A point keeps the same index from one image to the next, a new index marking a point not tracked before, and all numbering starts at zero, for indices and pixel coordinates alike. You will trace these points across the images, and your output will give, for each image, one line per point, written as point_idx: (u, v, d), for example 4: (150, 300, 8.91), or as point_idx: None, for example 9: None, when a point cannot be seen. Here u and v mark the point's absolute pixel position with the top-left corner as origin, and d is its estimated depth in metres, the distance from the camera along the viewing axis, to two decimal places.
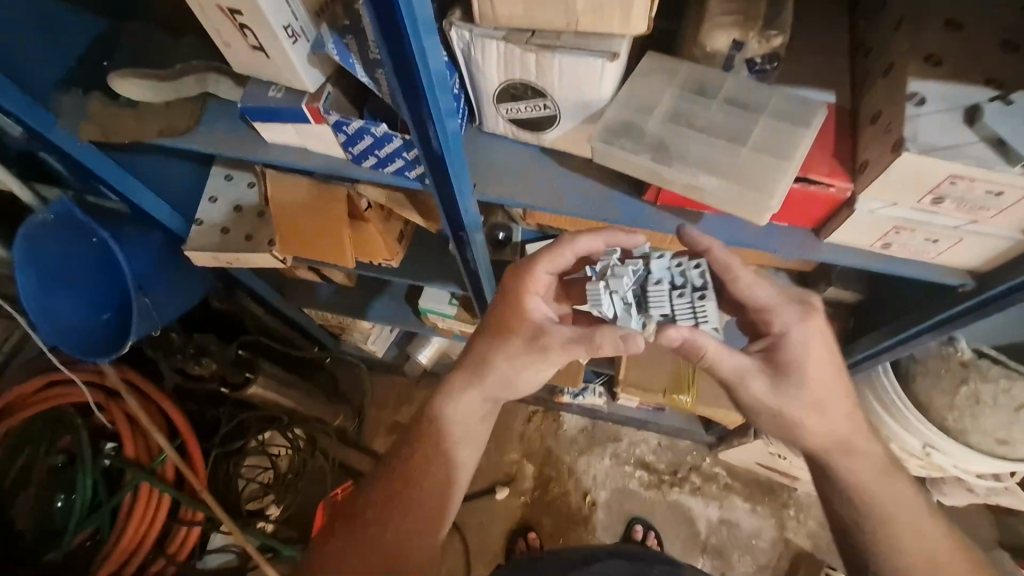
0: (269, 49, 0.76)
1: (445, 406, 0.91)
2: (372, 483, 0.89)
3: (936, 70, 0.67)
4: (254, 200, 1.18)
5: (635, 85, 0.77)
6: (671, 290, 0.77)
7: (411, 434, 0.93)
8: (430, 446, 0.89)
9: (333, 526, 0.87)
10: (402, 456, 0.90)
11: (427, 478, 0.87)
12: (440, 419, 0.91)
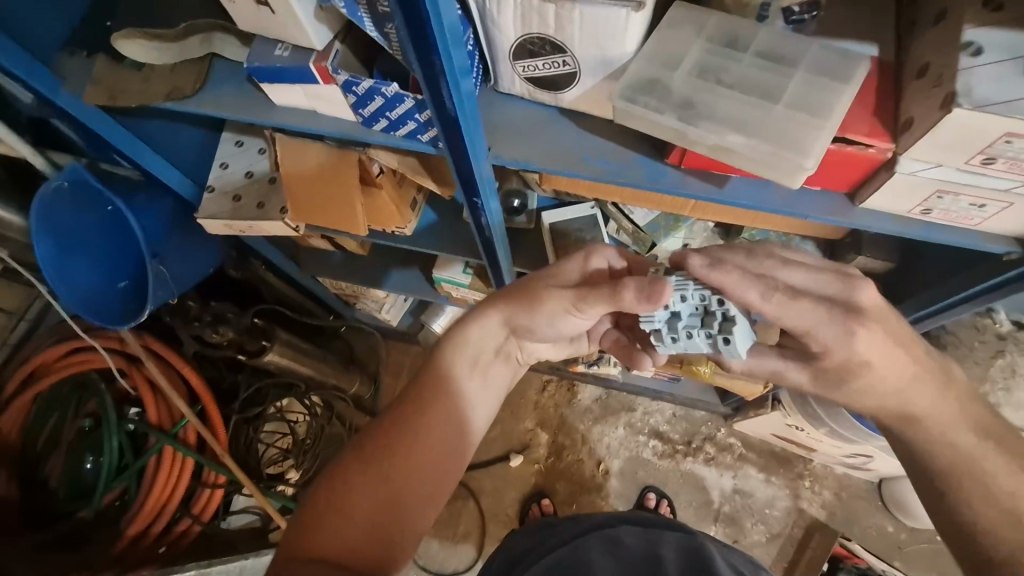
0: (273, 4, 0.72)
1: (466, 350, 0.83)
2: (375, 427, 0.78)
3: (996, 16, 0.61)
4: (265, 167, 1.16)
5: (661, 38, 0.72)
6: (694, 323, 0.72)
7: (421, 378, 0.81)
8: (447, 393, 0.80)
9: (329, 473, 0.74)
10: (410, 401, 0.79)
11: (443, 425, 0.78)
12: (457, 363, 0.82)
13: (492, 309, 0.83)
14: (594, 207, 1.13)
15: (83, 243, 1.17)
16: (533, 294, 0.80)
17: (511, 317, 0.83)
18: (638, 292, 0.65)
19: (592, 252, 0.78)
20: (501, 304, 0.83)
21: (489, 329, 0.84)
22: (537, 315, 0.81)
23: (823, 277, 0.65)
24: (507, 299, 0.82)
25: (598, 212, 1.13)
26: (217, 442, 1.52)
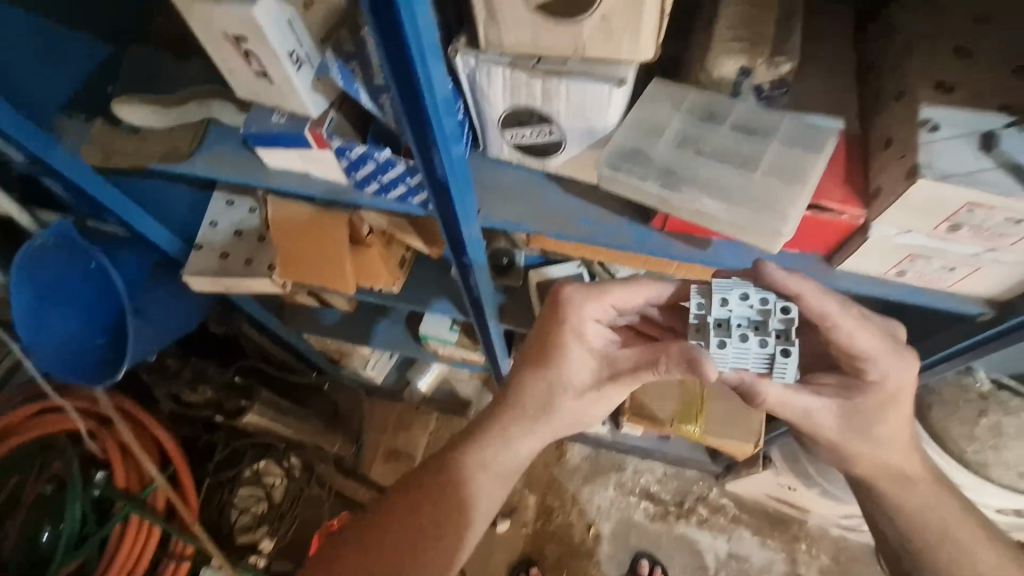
0: (272, 76, 0.75)
1: (496, 443, 0.86)
2: (395, 492, 0.85)
3: (948, 96, 0.66)
4: (255, 224, 1.17)
5: (643, 110, 0.76)
6: (751, 329, 0.74)
7: (447, 457, 0.87)
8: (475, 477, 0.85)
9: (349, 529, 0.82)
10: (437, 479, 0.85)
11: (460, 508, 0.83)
12: (491, 452, 0.86)
13: (510, 405, 0.87)
14: (580, 265, 1.15)
15: (66, 298, 1.16)
16: (537, 380, 0.87)
17: (532, 413, 0.87)
18: (684, 362, 0.73)
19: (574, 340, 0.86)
20: (516, 398, 0.87)
21: (516, 428, 0.87)
22: (550, 400, 0.86)
23: (866, 332, 0.78)
24: (518, 389, 0.87)
25: (584, 270, 1.15)
26: (188, 512, 1.44)
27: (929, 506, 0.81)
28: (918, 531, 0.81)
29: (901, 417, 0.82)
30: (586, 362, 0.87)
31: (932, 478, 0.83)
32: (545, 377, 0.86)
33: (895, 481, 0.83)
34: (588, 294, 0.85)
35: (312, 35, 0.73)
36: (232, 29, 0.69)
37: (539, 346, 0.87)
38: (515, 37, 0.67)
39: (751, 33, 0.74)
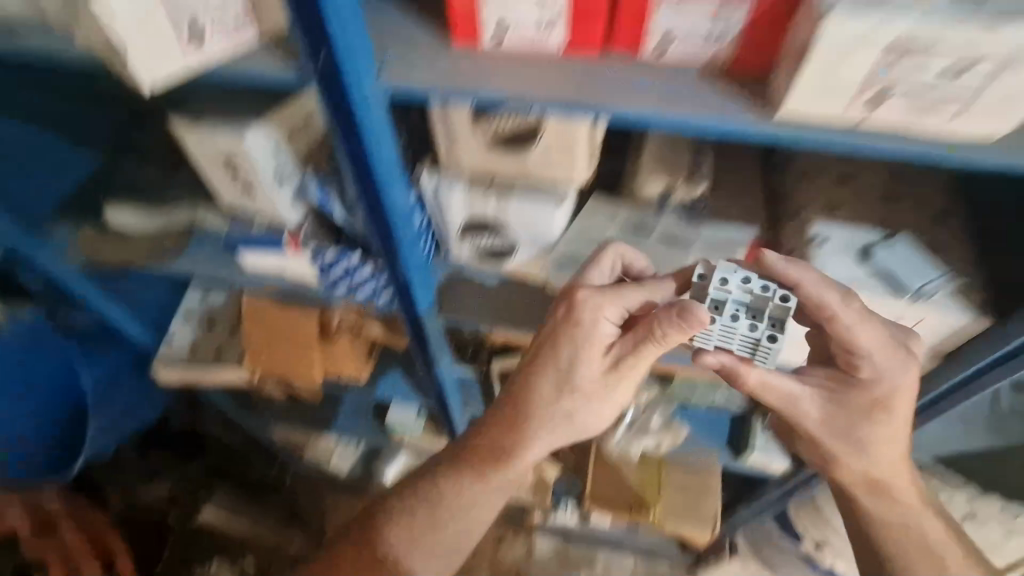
0: (256, 192, 0.84)
1: (489, 458, 0.84)
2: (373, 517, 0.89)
3: (834, 216, 0.79)
4: (227, 314, 1.22)
5: (584, 223, 0.88)
6: (744, 312, 0.73)
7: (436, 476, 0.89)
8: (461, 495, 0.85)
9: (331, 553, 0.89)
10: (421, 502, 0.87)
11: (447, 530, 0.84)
12: (482, 465, 0.85)
13: (513, 407, 0.84)
14: None
15: None
16: (539, 379, 0.82)
17: (524, 416, 0.84)
18: (673, 318, 0.68)
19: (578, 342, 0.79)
20: (518, 399, 0.84)
21: (510, 432, 0.84)
22: (556, 399, 0.82)
23: (878, 330, 0.73)
24: (521, 392, 0.84)
25: None
26: None
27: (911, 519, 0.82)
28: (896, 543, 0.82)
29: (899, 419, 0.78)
30: (596, 360, 0.80)
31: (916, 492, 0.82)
32: (548, 377, 0.82)
33: (876, 493, 0.82)
34: (597, 297, 0.77)
35: (295, 158, 0.82)
36: (223, 155, 0.78)
37: (547, 344, 0.81)
38: (472, 164, 0.79)
39: (668, 158, 0.83)
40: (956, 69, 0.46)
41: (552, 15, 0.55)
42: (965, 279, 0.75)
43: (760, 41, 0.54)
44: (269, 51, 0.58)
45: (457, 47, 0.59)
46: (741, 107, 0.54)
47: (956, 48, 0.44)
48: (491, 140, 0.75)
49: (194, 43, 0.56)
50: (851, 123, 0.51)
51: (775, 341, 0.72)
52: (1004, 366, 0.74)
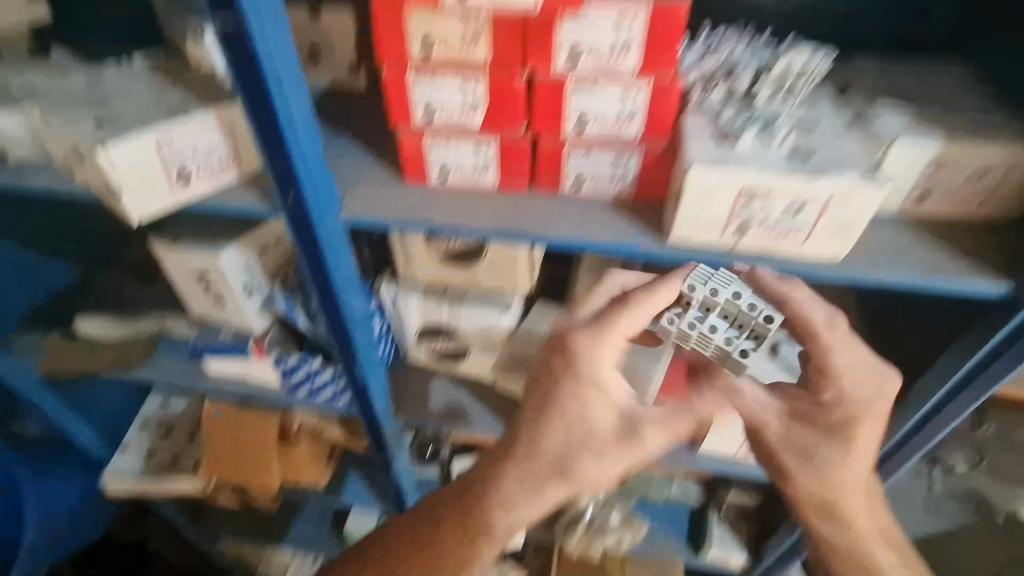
0: (226, 302, 0.90)
1: (484, 518, 0.68)
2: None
3: None
4: (187, 422, 1.23)
5: (528, 325, 0.93)
6: (724, 323, 0.73)
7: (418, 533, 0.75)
8: (452, 555, 0.71)
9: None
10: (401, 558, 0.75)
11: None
12: (477, 524, 0.69)
13: (511, 463, 0.67)
14: None
15: None
16: (535, 435, 0.66)
17: (526, 472, 0.67)
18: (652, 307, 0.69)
19: (576, 387, 0.66)
20: (517, 453, 0.67)
21: (512, 487, 0.67)
22: (563, 456, 0.66)
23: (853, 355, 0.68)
24: (521, 447, 0.67)
25: None
26: None
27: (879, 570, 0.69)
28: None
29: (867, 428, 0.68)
30: (603, 405, 0.67)
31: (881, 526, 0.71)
32: (553, 430, 0.66)
33: (827, 516, 0.70)
34: (594, 338, 0.67)
35: (266, 273, 0.90)
36: (199, 269, 0.86)
37: (534, 395, 0.68)
38: (428, 274, 0.89)
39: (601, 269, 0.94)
40: (796, 207, 0.57)
41: (485, 160, 0.67)
42: None
43: (652, 182, 0.66)
44: (248, 189, 0.69)
45: (410, 183, 0.71)
46: (642, 233, 0.65)
47: (792, 192, 0.56)
48: (442, 256, 0.85)
49: (182, 180, 0.65)
50: (725, 247, 0.63)
51: (744, 359, 0.74)
52: (909, 443, 0.81)
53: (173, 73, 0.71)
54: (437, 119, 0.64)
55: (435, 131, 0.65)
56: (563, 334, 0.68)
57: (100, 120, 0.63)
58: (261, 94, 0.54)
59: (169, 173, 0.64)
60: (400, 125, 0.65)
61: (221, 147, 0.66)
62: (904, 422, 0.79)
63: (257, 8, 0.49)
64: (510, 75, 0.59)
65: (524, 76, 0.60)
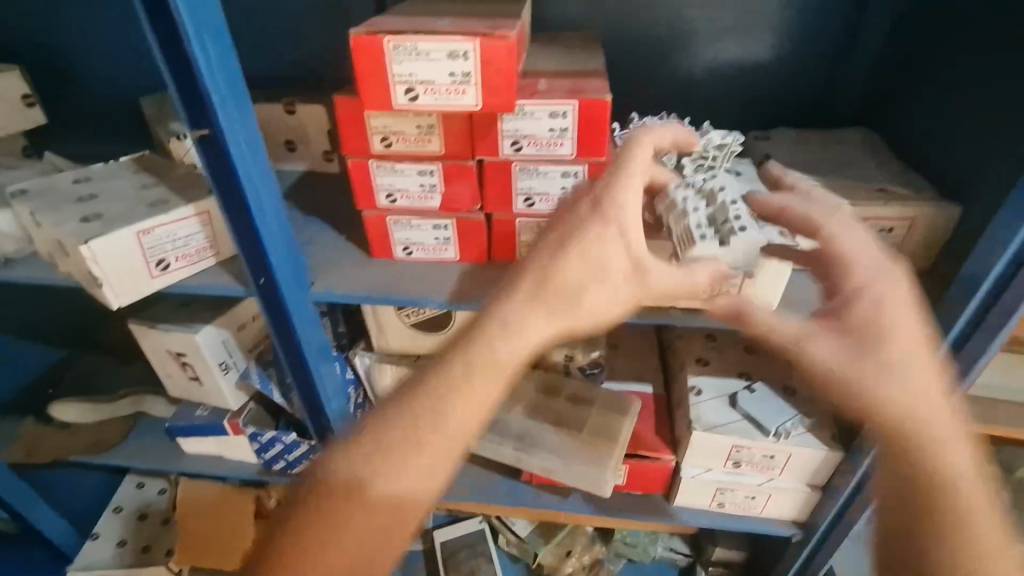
0: (203, 379, 0.92)
1: (485, 360, 0.48)
2: (324, 472, 0.47)
3: (705, 368, 0.91)
4: (164, 505, 1.22)
5: None
6: (700, 209, 0.64)
7: (415, 386, 0.48)
8: (456, 413, 0.47)
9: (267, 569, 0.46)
10: (393, 430, 0.47)
11: (454, 453, 0.47)
12: (484, 360, 0.48)
13: (515, 297, 0.50)
14: (482, 519, 1.23)
15: None
16: (540, 275, 0.50)
17: (535, 295, 0.49)
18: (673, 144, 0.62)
19: (595, 217, 0.51)
20: (518, 286, 0.50)
21: (522, 323, 0.49)
22: (573, 301, 0.49)
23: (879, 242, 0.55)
24: (530, 280, 0.50)
25: (485, 525, 1.23)
26: None
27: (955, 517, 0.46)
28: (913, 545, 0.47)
29: (903, 333, 0.50)
30: (610, 244, 0.51)
31: (964, 455, 0.48)
32: (567, 261, 0.50)
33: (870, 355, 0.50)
34: (618, 180, 0.53)
35: (243, 348, 0.93)
36: (176, 347, 0.88)
37: (543, 235, 0.53)
38: (399, 343, 0.92)
39: None
40: None
41: (445, 236, 0.73)
42: (818, 418, 0.85)
43: None
44: (223, 271, 0.74)
45: (378, 258, 0.76)
46: None
47: None
48: (413, 323, 0.89)
49: (160, 269, 0.70)
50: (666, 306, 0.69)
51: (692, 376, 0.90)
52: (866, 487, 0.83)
53: (160, 170, 0.77)
54: (399, 202, 0.70)
55: (397, 212, 0.71)
56: (594, 189, 0.53)
57: (86, 216, 0.68)
58: (234, 189, 0.59)
59: (148, 263, 0.68)
60: (365, 208, 0.71)
61: (198, 235, 0.71)
62: (858, 465, 0.80)
63: (229, 117, 0.54)
64: (461, 162, 0.66)
65: (474, 162, 0.66)
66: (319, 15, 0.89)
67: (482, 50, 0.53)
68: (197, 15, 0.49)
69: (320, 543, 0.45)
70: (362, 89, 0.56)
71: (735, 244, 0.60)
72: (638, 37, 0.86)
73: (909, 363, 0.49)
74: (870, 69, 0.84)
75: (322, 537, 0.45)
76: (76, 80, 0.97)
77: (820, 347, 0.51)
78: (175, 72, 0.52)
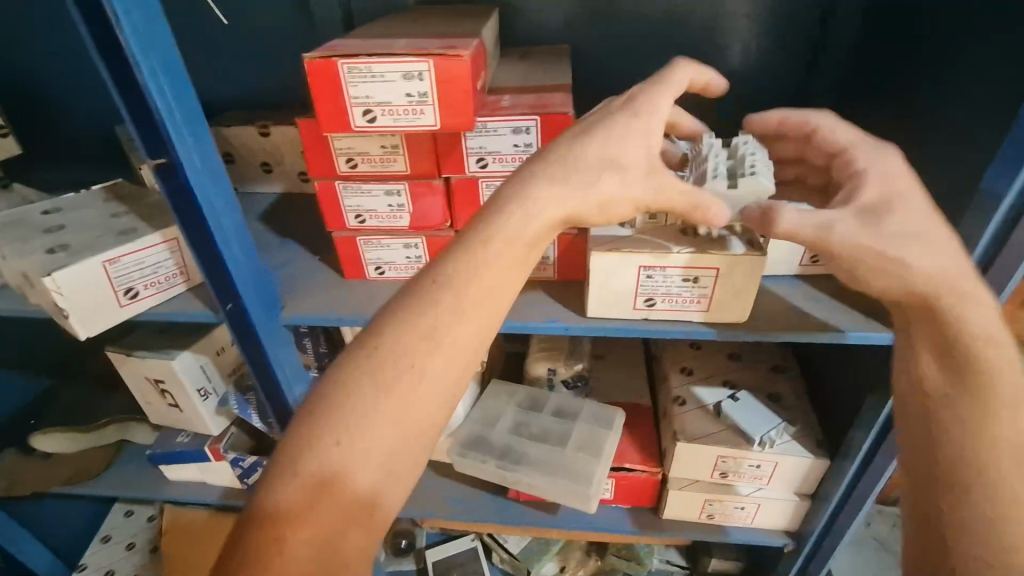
0: (182, 405, 0.91)
1: (504, 241, 0.45)
2: (348, 361, 0.42)
3: (689, 377, 0.90)
4: (151, 534, 1.20)
5: (482, 406, 0.95)
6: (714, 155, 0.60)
7: (426, 269, 0.45)
8: (476, 293, 0.44)
9: (271, 475, 0.39)
10: (405, 314, 0.43)
11: (472, 341, 0.44)
12: (503, 238, 0.45)
13: (536, 179, 0.47)
14: (473, 538, 1.20)
15: None
16: (562, 160, 0.48)
17: (559, 171, 0.48)
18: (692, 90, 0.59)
19: (625, 110, 0.51)
20: (541, 171, 0.47)
21: (538, 200, 0.46)
22: (593, 184, 0.48)
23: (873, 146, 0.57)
24: (548, 162, 0.48)
25: (478, 543, 1.20)
26: None
27: (978, 384, 0.48)
28: (936, 415, 0.50)
29: (915, 220, 0.51)
30: (636, 132, 0.50)
31: (988, 326, 0.49)
32: (590, 143, 0.49)
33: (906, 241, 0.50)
34: (656, 89, 0.52)
35: (222, 373, 0.92)
36: (154, 374, 0.87)
37: (568, 132, 0.51)
38: None
39: (551, 346, 0.99)
40: (692, 279, 0.63)
41: (416, 254, 0.72)
42: (803, 425, 0.84)
43: (571, 264, 0.73)
44: (194, 297, 0.73)
45: (350, 278, 0.75)
46: (567, 310, 0.70)
47: (685, 265, 0.62)
48: None
49: (129, 297, 0.69)
50: (639, 318, 0.68)
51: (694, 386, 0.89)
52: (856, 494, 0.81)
53: (130, 197, 0.77)
54: (368, 222, 0.70)
55: (368, 232, 0.71)
56: (630, 93, 0.53)
57: (52, 247, 0.67)
58: (196, 215, 0.60)
59: (117, 291, 0.68)
60: (335, 230, 0.71)
61: (167, 262, 0.71)
62: (846, 473, 0.78)
63: (187, 144, 0.55)
64: (428, 180, 0.66)
65: (440, 180, 0.66)
66: (291, 36, 0.89)
67: (436, 69, 0.54)
68: (147, 45, 0.50)
69: (342, 435, 0.40)
70: (319, 112, 0.57)
71: (743, 186, 0.56)
72: (607, 48, 0.86)
73: (928, 245, 0.50)
74: (840, 72, 0.84)
75: (336, 427, 0.40)
76: (52, 108, 0.97)
77: (845, 233, 0.50)
78: (129, 101, 0.53)
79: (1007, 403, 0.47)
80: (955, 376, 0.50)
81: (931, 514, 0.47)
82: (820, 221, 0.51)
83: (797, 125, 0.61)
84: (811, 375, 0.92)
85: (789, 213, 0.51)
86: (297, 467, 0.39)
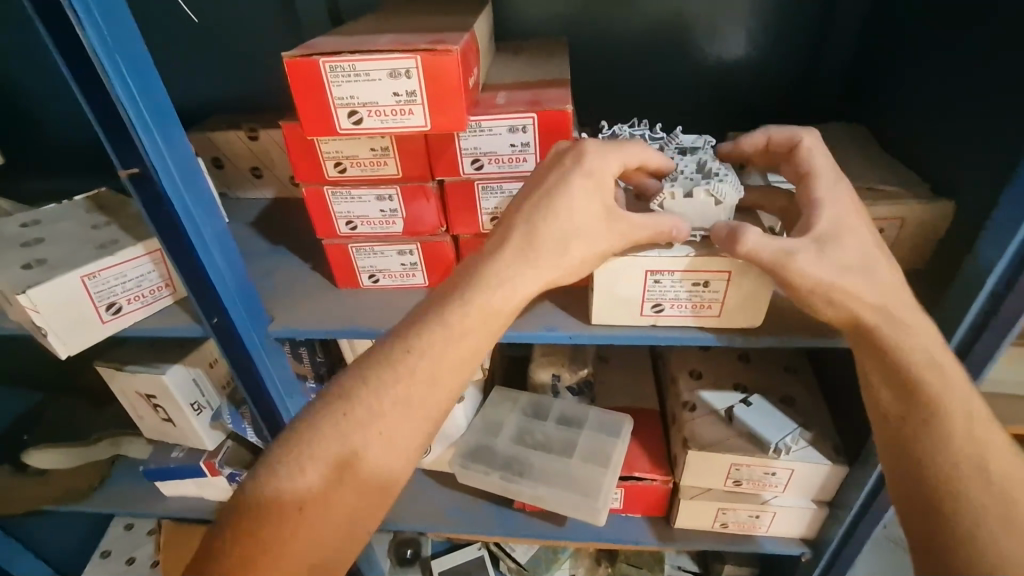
0: (176, 420, 0.87)
1: (473, 312, 0.53)
2: (329, 405, 0.51)
3: (699, 381, 0.87)
4: (150, 548, 1.17)
5: (485, 413, 0.92)
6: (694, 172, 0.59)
7: (408, 329, 0.53)
8: (451, 362, 0.52)
9: (271, 494, 0.47)
10: (393, 370, 0.51)
11: (438, 398, 0.52)
12: (478, 309, 0.53)
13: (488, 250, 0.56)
14: (480, 546, 1.16)
15: None
16: (524, 220, 0.55)
17: (520, 255, 0.54)
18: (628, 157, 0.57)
19: (577, 169, 0.54)
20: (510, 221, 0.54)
21: (513, 276, 0.54)
22: (552, 252, 0.55)
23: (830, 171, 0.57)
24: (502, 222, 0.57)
25: (485, 552, 1.16)
26: None
27: (928, 404, 0.52)
28: (906, 439, 0.53)
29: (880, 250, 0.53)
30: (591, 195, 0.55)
31: (935, 349, 0.53)
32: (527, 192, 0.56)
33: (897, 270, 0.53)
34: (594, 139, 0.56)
35: (215, 385, 0.89)
36: (145, 388, 0.84)
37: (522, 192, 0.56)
38: None
39: (553, 352, 0.96)
40: (702, 283, 0.60)
41: (411, 261, 0.69)
42: (818, 430, 0.80)
43: None
44: (181, 311, 0.70)
45: (342, 285, 0.72)
46: (571, 317, 0.67)
47: (693, 269, 0.59)
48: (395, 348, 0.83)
49: (111, 313, 0.66)
50: (647, 324, 0.64)
51: (723, 393, 0.84)
52: (874, 501, 0.76)
53: (113, 207, 0.74)
54: (360, 228, 0.66)
55: (360, 239, 0.67)
56: (575, 144, 0.56)
57: (30, 262, 0.65)
58: (175, 226, 0.57)
59: (98, 307, 0.65)
60: (325, 237, 0.68)
61: (150, 275, 0.68)
62: (865, 481, 0.75)
63: (158, 147, 0.52)
64: (421, 183, 0.62)
65: (434, 183, 0.63)
66: (278, 37, 0.86)
67: (425, 66, 0.51)
68: (110, 42, 0.47)
69: (333, 471, 0.49)
70: (300, 112, 0.53)
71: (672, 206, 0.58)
72: (608, 43, 0.83)
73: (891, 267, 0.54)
74: (850, 61, 0.81)
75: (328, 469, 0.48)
76: (36, 114, 0.93)
77: (843, 250, 0.53)
78: (94, 105, 0.50)
79: (960, 421, 0.51)
80: (904, 400, 0.53)
81: (925, 535, 0.50)
82: (777, 244, 0.53)
83: (783, 142, 0.60)
84: (825, 378, 0.88)
85: (753, 233, 0.54)
86: (293, 491, 0.47)
